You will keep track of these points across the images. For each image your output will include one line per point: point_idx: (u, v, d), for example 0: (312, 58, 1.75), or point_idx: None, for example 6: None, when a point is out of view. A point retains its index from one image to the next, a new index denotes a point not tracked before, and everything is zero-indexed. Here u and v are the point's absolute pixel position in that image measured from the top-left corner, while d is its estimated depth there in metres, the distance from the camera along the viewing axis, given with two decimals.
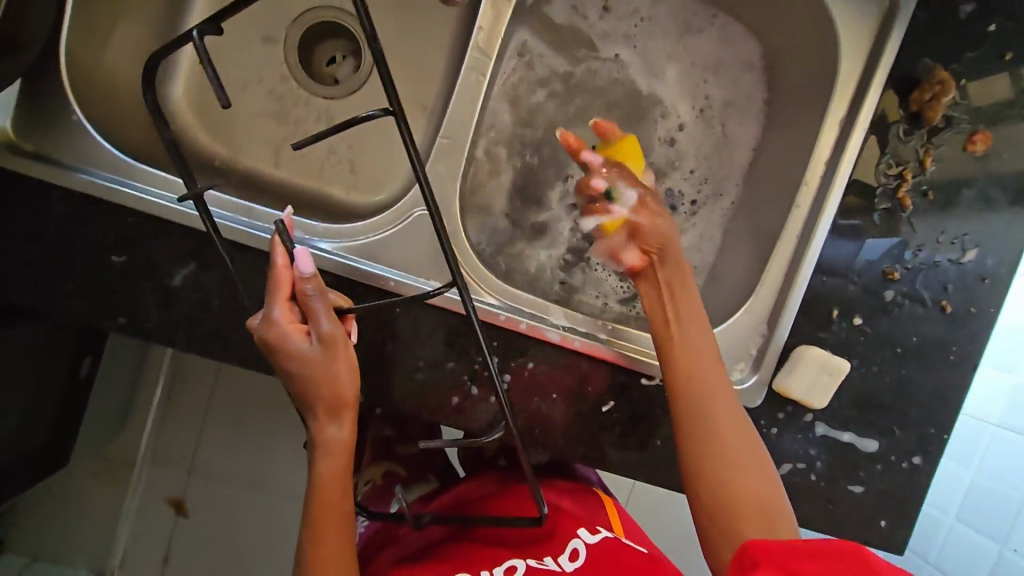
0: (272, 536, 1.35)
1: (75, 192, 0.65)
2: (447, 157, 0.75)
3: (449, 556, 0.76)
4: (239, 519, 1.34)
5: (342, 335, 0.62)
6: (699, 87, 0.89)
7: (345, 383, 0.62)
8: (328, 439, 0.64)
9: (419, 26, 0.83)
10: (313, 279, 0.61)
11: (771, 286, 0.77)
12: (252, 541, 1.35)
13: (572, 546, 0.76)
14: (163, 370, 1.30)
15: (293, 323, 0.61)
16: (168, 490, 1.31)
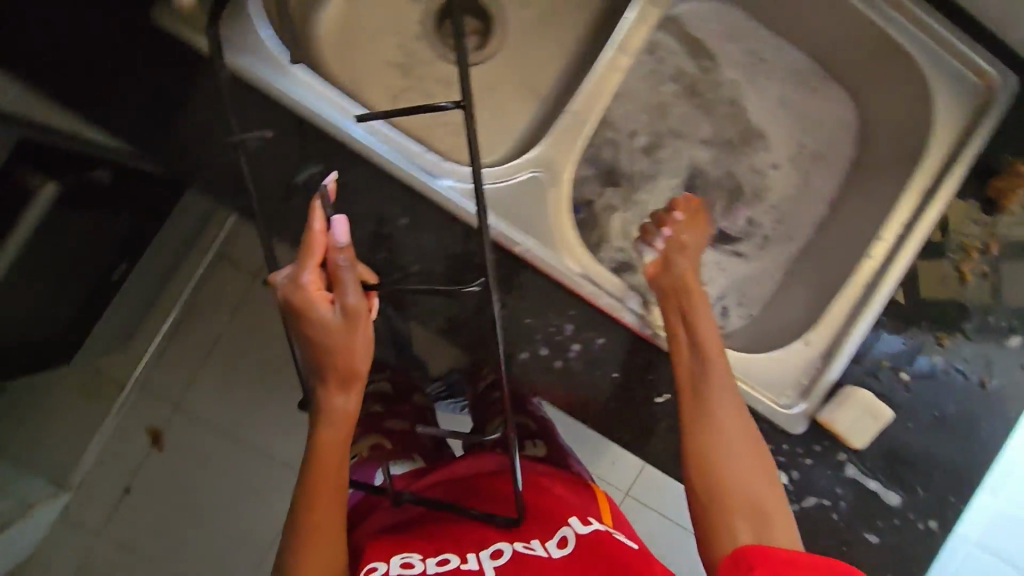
0: (241, 490, 1.32)
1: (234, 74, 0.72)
2: (567, 130, 0.82)
3: (434, 534, 0.78)
4: (210, 467, 1.32)
5: (365, 310, 0.62)
6: (798, 137, 1.00)
7: (359, 356, 0.63)
8: (334, 408, 0.66)
9: (556, 21, 0.99)
10: (346, 251, 0.61)
11: (833, 323, 0.81)
12: (216, 493, 1.32)
13: (561, 534, 0.76)
14: (179, 301, 1.28)
15: (319, 292, 0.61)
16: (149, 419, 1.29)
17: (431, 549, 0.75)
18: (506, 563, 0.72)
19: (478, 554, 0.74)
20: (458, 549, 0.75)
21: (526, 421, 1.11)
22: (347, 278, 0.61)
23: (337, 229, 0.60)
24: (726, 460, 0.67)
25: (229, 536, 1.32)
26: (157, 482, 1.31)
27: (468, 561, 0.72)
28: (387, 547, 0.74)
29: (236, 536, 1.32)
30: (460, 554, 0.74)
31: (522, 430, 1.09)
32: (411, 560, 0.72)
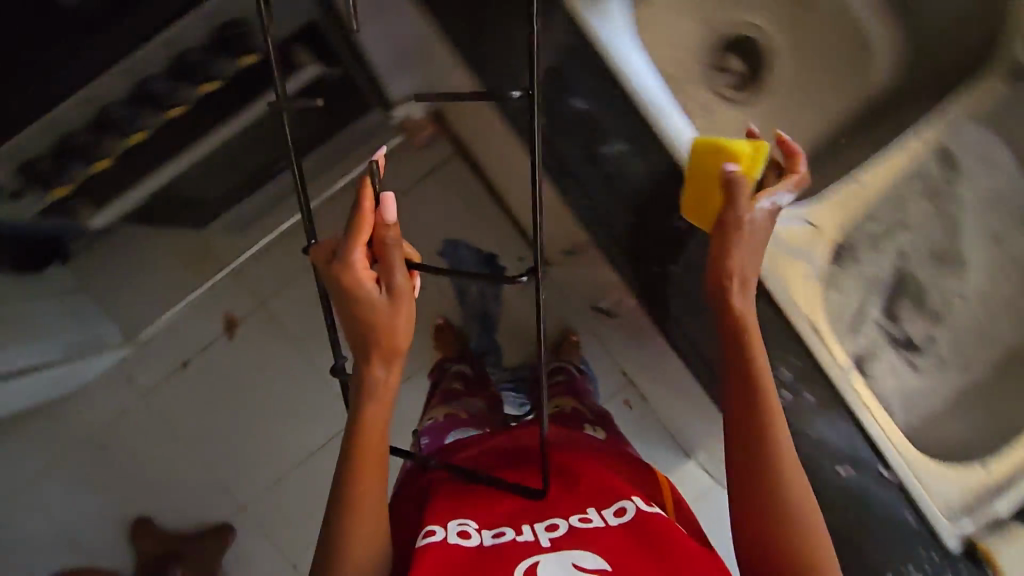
0: (293, 401, 1.34)
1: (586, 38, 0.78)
2: (832, 206, 0.98)
3: (482, 497, 0.76)
4: (263, 374, 1.34)
5: (406, 285, 0.61)
6: (1002, 278, 1.06)
7: (400, 331, 0.62)
8: (368, 385, 0.63)
9: (822, 87, 1.19)
10: (394, 229, 0.62)
11: (1008, 468, 0.91)
12: (264, 399, 1.34)
13: (621, 507, 0.73)
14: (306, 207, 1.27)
15: (364, 264, 0.60)
16: (233, 307, 1.32)
17: (492, 520, 0.73)
18: (562, 538, 0.69)
19: (532, 526, 0.72)
20: (513, 521, 0.73)
21: (585, 405, 1.08)
22: (390, 252, 0.61)
23: (385, 206, 0.61)
24: (766, 473, 0.63)
25: (263, 442, 1.34)
26: (217, 367, 1.33)
27: (525, 534, 0.70)
28: (446, 509, 0.73)
29: (268, 446, 1.34)
30: (516, 526, 0.72)
31: (578, 410, 1.05)
32: (468, 529, 0.70)
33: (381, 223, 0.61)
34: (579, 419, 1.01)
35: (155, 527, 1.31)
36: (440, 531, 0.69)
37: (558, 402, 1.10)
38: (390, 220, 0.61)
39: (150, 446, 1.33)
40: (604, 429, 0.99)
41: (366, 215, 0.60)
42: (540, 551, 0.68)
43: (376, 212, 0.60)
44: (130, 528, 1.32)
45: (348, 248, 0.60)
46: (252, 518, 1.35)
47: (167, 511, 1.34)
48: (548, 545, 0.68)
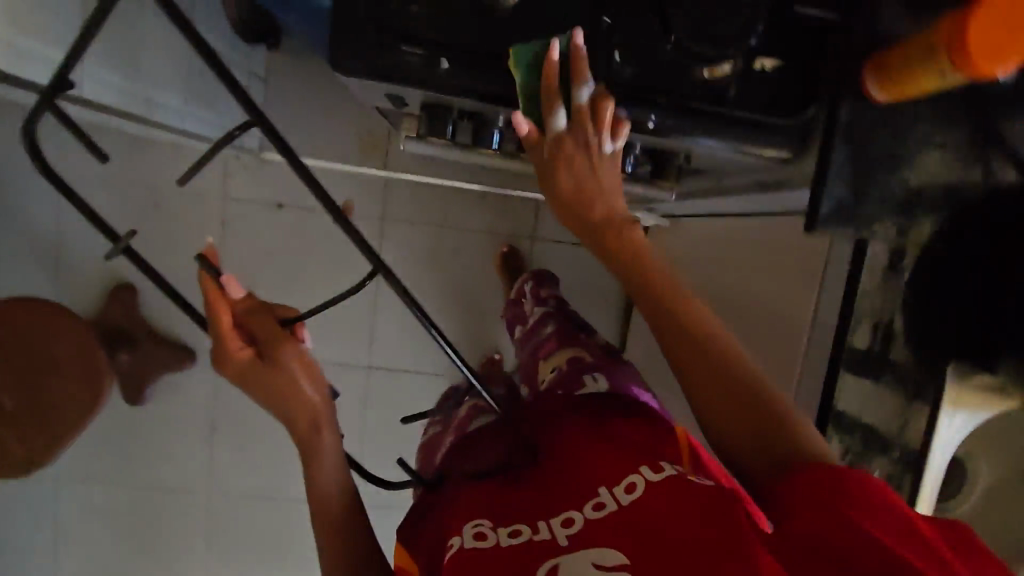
0: (334, 307, 1.31)
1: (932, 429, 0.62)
2: None
3: (485, 492, 0.56)
4: (333, 267, 1.30)
5: (282, 336, 0.59)
6: None
7: (304, 387, 0.60)
8: (314, 449, 0.61)
9: None
10: (248, 300, 0.61)
11: None
12: (315, 285, 1.30)
13: (628, 480, 0.50)
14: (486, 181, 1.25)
15: (238, 343, 0.59)
16: (357, 198, 1.28)
17: (500, 521, 0.52)
18: (580, 530, 0.47)
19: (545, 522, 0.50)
20: (529, 515, 0.51)
21: (587, 352, 0.82)
22: (260, 321, 0.60)
23: (228, 285, 0.59)
24: (785, 428, 0.46)
25: None
26: (298, 230, 1.29)
27: (541, 532, 0.49)
28: (456, 527, 0.53)
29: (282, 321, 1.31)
30: (531, 523, 0.50)
31: (575, 366, 0.78)
32: (480, 531, 0.50)
33: (235, 302, 0.60)
34: (576, 380, 0.75)
35: (133, 304, 1.24)
36: (457, 542, 0.51)
37: (553, 359, 0.84)
38: (239, 293, 0.60)
39: (188, 238, 1.26)
40: (607, 374, 0.74)
41: (219, 300, 0.58)
42: (557, 552, 0.46)
43: (225, 294, 0.59)
44: (111, 286, 1.24)
45: (215, 339, 0.59)
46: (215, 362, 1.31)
47: (152, 298, 1.28)
48: (566, 543, 0.47)
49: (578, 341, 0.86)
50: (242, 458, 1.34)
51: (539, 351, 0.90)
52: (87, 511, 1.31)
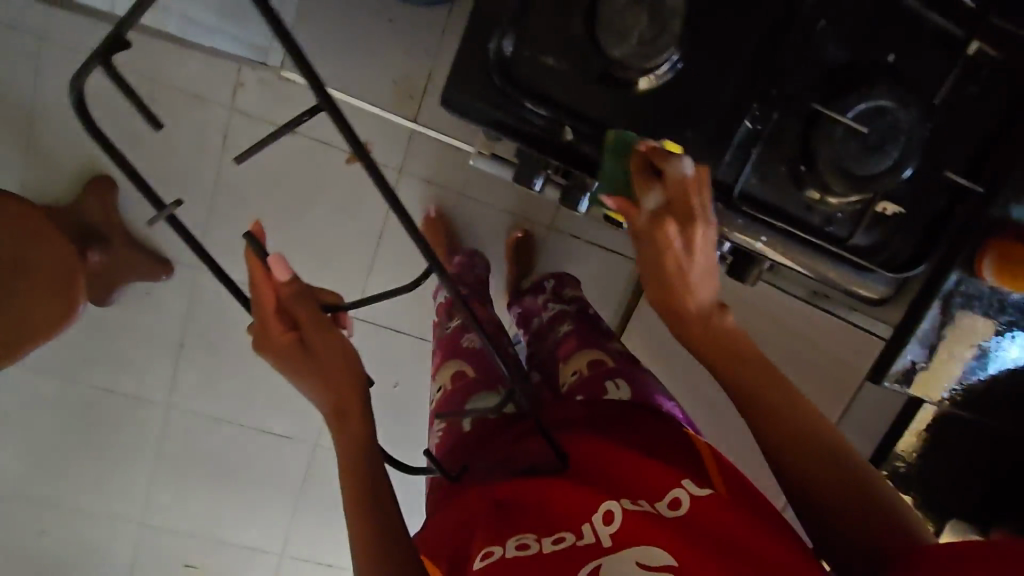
0: (331, 252, 1.24)
1: None
2: None
3: (526, 491, 0.60)
4: (336, 210, 1.22)
5: (323, 324, 0.63)
6: None
7: (337, 374, 0.64)
8: (343, 434, 0.64)
9: None
10: (292, 284, 0.62)
11: None
12: (315, 225, 1.22)
13: (672, 495, 0.58)
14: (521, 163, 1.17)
15: (278, 327, 0.62)
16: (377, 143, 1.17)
17: (544, 527, 0.56)
18: (621, 530, 0.53)
19: (589, 524, 0.55)
20: (570, 520, 0.56)
21: (606, 355, 0.86)
22: (301, 306, 0.62)
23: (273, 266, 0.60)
24: (832, 477, 0.58)
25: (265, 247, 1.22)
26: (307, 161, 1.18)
27: (585, 537, 0.54)
28: (497, 526, 0.56)
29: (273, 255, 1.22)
30: (574, 528, 0.55)
31: (597, 369, 0.83)
32: (524, 542, 0.54)
33: (279, 285, 0.61)
34: (599, 384, 0.80)
35: (113, 202, 1.11)
36: (496, 550, 0.53)
37: (573, 361, 0.88)
38: (286, 276, 0.60)
39: (184, 141, 1.13)
40: (629, 382, 0.80)
41: (265, 283, 0.61)
42: (600, 552, 0.52)
43: (272, 276, 0.60)
44: (89, 177, 1.10)
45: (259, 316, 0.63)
46: (191, 281, 1.22)
47: (133, 198, 1.15)
48: (610, 545, 0.53)
49: (597, 344, 0.90)
50: (206, 382, 1.29)
51: (561, 348, 0.94)
52: (32, 403, 1.25)
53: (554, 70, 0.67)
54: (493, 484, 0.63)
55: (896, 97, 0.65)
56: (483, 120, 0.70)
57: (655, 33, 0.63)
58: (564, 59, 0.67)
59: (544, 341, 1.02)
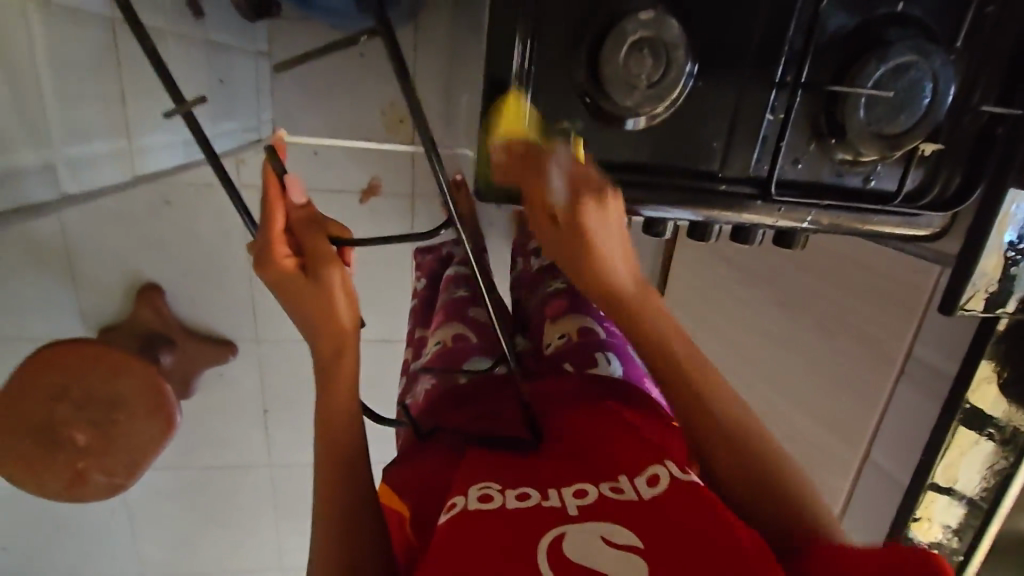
0: None
1: (991, 466, 0.66)
2: None
3: (491, 459, 0.50)
4: None
5: (327, 251, 0.49)
6: None
7: (339, 311, 0.49)
8: (326, 372, 0.50)
9: None
10: (306, 209, 0.50)
11: None
12: None
13: (650, 471, 0.45)
14: None
15: (281, 248, 0.49)
16: (383, 174, 1.14)
17: (512, 482, 0.46)
18: (594, 505, 0.43)
19: (557, 491, 0.45)
20: (540, 482, 0.46)
21: (601, 325, 0.74)
22: (313, 235, 0.49)
23: (288, 186, 0.49)
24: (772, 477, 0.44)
25: None
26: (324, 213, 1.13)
27: (551, 499, 0.44)
28: (462, 477, 0.47)
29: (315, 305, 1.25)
30: (541, 490, 0.45)
31: (589, 339, 0.71)
32: (489, 492, 0.45)
33: (291, 208, 0.50)
34: (591, 356, 0.68)
35: (163, 305, 1.14)
36: (458, 501, 0.44)
37: (559, 322, 0.76)
38: (299, 199, 0.50)
39: (206, 227, 1.14)
40: (621, 357, 0.69)
41: (275, 201, 0.48)
42: (564, 520, 0.41)
43: (283, 195, 0.49)
44: (135, 288, 1.13)
45: (259, 237, 0.49)
46: (255, 352, 1.27)
47: (179, 295, 1.18)
48: (577, 514, 0.42)
49: (592, 309, 0.78)
50: (297, 436, 1.36)
51: (546, 308, 0.80)
52: (154, 494, 1.33)
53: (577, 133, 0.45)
54: (464, 448, 0.53)
55: (921, 46, 0.44)
56: (501, 195, 0.48)
57: (661, 71, 0.41)
58: (581, 116, 0.45)
59: (530, 297, 0.86)
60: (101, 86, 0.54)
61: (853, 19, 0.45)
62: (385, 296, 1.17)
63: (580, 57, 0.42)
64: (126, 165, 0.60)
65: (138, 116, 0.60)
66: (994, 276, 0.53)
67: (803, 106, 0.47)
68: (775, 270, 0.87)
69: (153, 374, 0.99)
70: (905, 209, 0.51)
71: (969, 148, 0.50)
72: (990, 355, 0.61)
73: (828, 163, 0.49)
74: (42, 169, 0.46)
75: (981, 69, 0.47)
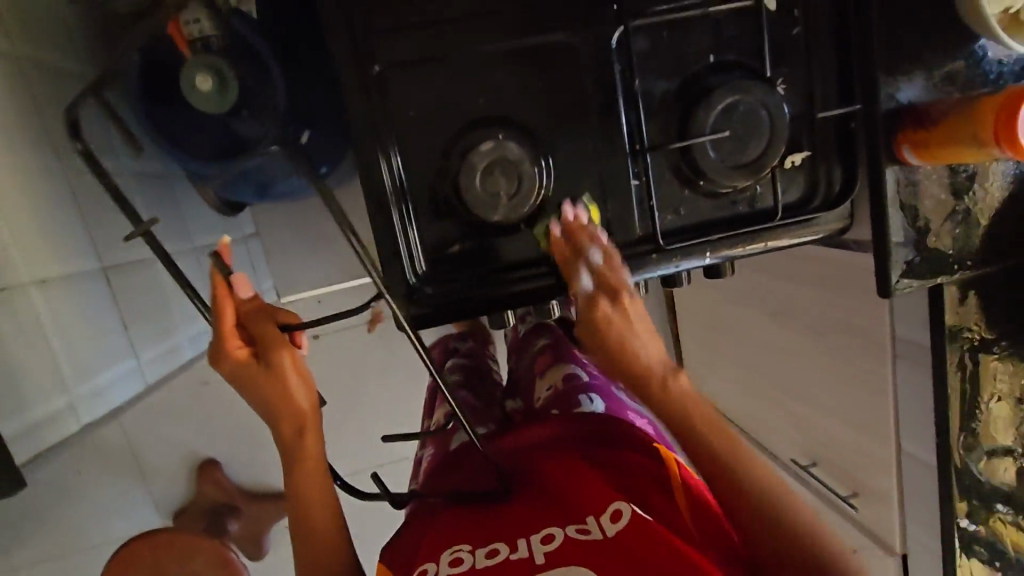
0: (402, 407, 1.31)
1: (1008, 427, 0.64)
2: None
3: (475, 520, 0.52)
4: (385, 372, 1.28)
5: (278, 342, 0.53)
6: None
7: (294, 394, 0.54)
8: (293, 454, 0.55)
9: None
10: (257, 301, 0.54)
11: None
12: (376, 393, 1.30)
13: (614, 507, 0.47)
14: None
15: (232, 341, 0.53)
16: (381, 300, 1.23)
17: (485, 538, 0.49)
18: (559, 550, 0.45)
19: (526, 540, 0.47)
20: (510, 533, 0.49)
21: (583, 371, 0.73)
22: (262, 325, 0.53)
23: (235, 284, 0.52)
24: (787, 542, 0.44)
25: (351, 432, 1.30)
26: (341, 355, 1.20)
27: (518, 551, 0.46)
28: (440, 537, 0.50)
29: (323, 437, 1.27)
30: (510, 541, 0.47)
31: (572, 384, 0.70)
32: (461, 554, 0.47)
33: (241, 303, 0.53)
34: (572, 399, 0.67)
35: (223, 476, 1.21)
36: (430, 567, 0.47)
37: (548, 375, 0.75)
38: (245, 293, 0.53)
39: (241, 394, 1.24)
40: (605, 397, 0.67)
41: (223, 298, 0.52)
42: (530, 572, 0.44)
43: (232, 292, 0.52)
44: (197, 466, 1.21)
45: (213, 334, 0.53)
46: None
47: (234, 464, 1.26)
48: (541, 564, 0.44)
49: (577, 359, 0.76)
50: None
51: (534, 366, 0.79)
52: None
53: (466, 255, 0.53)
54: (442, 505, 0.56)
55: (738, 86, 0.49)
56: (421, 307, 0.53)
57: (515, 185, 0.49)
58: (470, 238, 0.52)
59: (519, 363, 0.85)
60: (102, 326, 0.64)
61: (672, 83, 0.51)
62: (413, 411, 1.23)
63: (448, 191, 0.50)
64: (139, 380, 0.70)
65: (144, 343, 0.72)
66: (910, 249, 0.53)
67: (660, 162, 0.52)
68: (755, 286, 0.88)
69: (219, 546, 1.03)
70: (794, 217, 0.54)
71: (834, 143, 0.53)
72: (966, 315, 0.60)
73: (703, 201, 0.53)
74: (59, 414, 0.55)
75: (810, 79, 0.52)
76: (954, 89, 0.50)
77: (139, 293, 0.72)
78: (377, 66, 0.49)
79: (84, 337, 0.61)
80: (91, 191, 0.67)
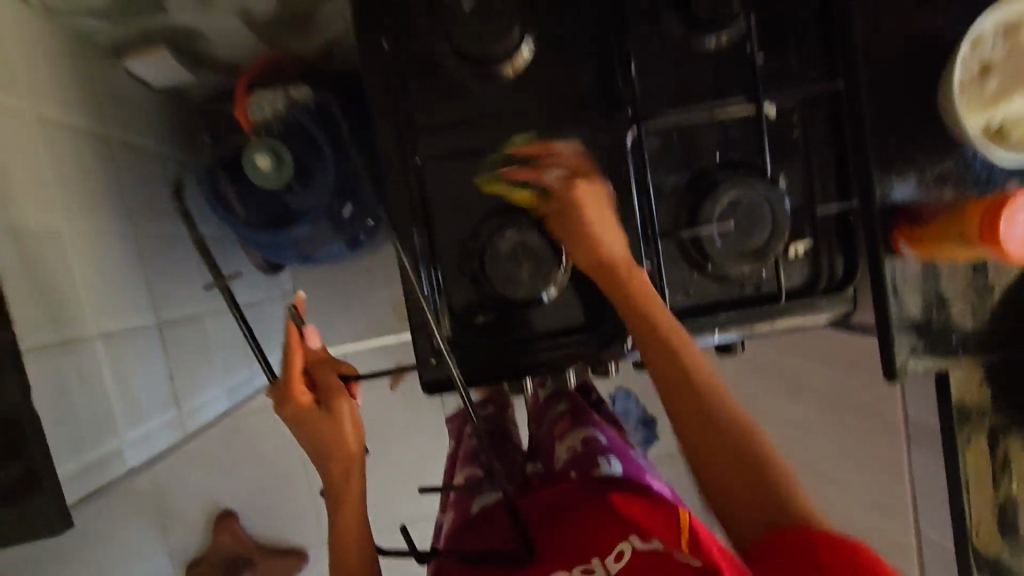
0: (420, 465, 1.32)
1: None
2: None
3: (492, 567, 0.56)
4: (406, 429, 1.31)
5: (341, 388, 0.58)
6: None
7: (349, 439, 0.57)
8: (338, 499, 0.58)
9: None
10: (323, 351, 0.60)
11: None
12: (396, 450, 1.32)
13: (618, 549, 0.51)
14: None
15: (298, 386, 0.57)
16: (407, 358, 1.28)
17: None
18: None
19: None
20: None
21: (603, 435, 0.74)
22: (327, 373, 0.58)
23: (307, 334, 0.58)
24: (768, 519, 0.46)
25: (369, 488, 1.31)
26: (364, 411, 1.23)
27: None
28: None
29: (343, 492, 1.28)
30: None
31: (591, 446, 0.72)
32: None
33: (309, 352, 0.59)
34: (592, 460, 0.69)
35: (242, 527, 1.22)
36: None
37: (567, 438, 0.76)
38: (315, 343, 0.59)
39: (266, 444, 1.28)
40: (622, 459, 0.69)
41: (297, 345, 0.57)
42: None
43: (304, 340, 0.58)
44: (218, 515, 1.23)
45: (280, 379, 0.58)
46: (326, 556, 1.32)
47: (252, 515, 1.28)
48: None
49: (596, 423, 0.77)
50: None
51: (553, 430, 0.80)
52: None
53: (490, 325, 0.57)
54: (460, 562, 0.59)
55: (742, 181, 0.54)
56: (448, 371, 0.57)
57: (538, 264, 0.54)
58: (493, 308, 0.57)
59: (540, 427, 0.86)
60: (153, 376, 0.70)
61: (681, 176, 0.56)
62: (431, 470, 1.24)
63: (475, 266, 0.55)
64: (180, 431, 0.75)
65: (187, 398, 0.77)
66: (915, 333, 0.55)
67: (670, 246, 0.57)
68: (772, 361, 0.90)
69: None
70: (799, 302, 0.57)
71: (835, 235, 0.57)
72: (983, 406, 0.60)
73: (710, 283, 0.57)
74: (107, 458, 0.59)
75: (810, 176, 0.56)
76: (946, 187, 0.53)
77: (187, 349, 0.78)
78: (419, 157, 0.55)
79: (138, 386, 0.66)
80: (155, 252, 0.74)
